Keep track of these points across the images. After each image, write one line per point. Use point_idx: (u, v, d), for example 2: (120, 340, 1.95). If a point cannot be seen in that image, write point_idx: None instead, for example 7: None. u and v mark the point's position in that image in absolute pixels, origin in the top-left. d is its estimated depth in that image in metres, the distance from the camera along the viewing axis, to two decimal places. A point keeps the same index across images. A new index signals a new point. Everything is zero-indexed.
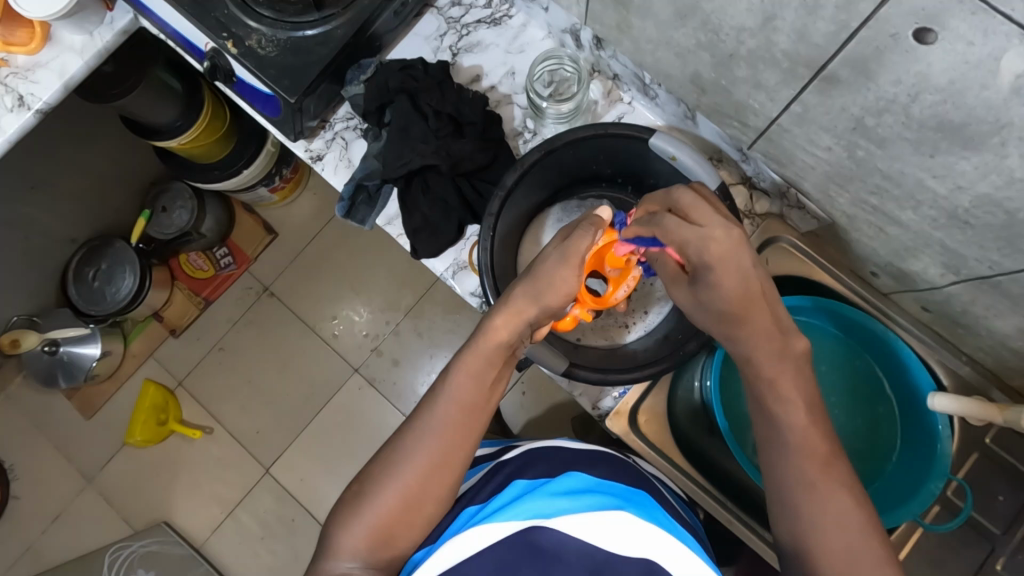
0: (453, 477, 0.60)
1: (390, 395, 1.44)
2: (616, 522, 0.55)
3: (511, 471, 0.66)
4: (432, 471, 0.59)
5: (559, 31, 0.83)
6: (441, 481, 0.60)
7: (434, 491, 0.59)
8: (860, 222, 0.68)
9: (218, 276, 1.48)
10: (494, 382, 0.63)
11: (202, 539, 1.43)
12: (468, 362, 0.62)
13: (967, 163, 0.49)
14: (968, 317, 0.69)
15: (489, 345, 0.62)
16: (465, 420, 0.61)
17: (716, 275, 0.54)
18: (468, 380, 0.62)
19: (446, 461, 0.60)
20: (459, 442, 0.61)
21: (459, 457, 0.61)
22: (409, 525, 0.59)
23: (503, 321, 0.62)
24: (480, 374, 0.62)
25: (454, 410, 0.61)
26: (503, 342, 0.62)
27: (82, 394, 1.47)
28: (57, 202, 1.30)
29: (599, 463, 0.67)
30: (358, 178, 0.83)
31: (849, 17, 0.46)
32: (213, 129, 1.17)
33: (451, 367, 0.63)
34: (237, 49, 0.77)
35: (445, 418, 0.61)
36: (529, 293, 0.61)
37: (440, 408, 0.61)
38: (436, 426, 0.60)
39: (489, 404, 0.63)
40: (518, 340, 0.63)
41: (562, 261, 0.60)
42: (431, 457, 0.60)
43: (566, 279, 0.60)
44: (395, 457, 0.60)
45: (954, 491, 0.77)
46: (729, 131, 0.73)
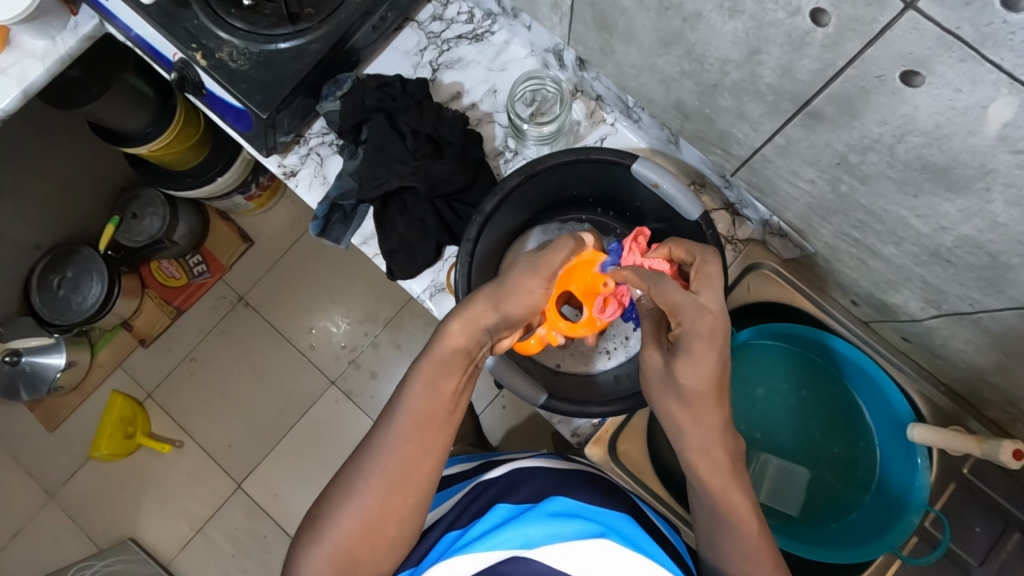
0: (415, 494, 0.57)
1: (367, 408, 1.40)
2: (600, 553, 0.52)
3: (496, 491, 0.63)
4: (391, 488, 0.56)
5: (542, 51, 0.81)
6: (402, 500, 0.56)
7: (394, 511, 0.56)
8: (842, 253, 0.68)
9: (191, 285, 1.44)
10: (455, 391, 0.59)
11: (171, 556, 1.38)
12: (424, 370, 0.59)
13: (950, 205, 0.49)
14: (947, 350, 0.69)
15: (445, 351, 0.59)
16: (423, 433, 0.57)
17: (695, 349, 0.54)
18: (424, 389, 0.58)
19: (406, 478, 0.56)
20: (420, 455, 0.57)
21: (421, 473, 0.57)
22: (373, 549, 0.56)
23: (459, 327, 0.60)
24: (435, 383, 0.58)
25: (411, 423, 0.57)
26: (460, 349, 0.60)
27: (45, 405, 1.42)
28: (20, 209, 1.24)
29: (587, 484, 0.63)
30: (333, 197, 0.80)
31: (836, 56, 0.44)
32: (187, 137, 1.13)
33: (407, 379, 0.60)
34: (207, 61, 0.74)
35: (401, 431, 0.57)
36: (489, 296, 0.60)
37: (397, 422, 0.58)
38: (391, 440, 0.57)
39: (448, 415, 0.59)
40: (478, 348, 0.61)
41: (529, 271, 0.60)
42: (389, 474, 0.56)
43: (531, 289, 0.60)
44: (355, 477, 0.57)
45: (932, 522, 0.77)
46: (712, 158, 0.71)
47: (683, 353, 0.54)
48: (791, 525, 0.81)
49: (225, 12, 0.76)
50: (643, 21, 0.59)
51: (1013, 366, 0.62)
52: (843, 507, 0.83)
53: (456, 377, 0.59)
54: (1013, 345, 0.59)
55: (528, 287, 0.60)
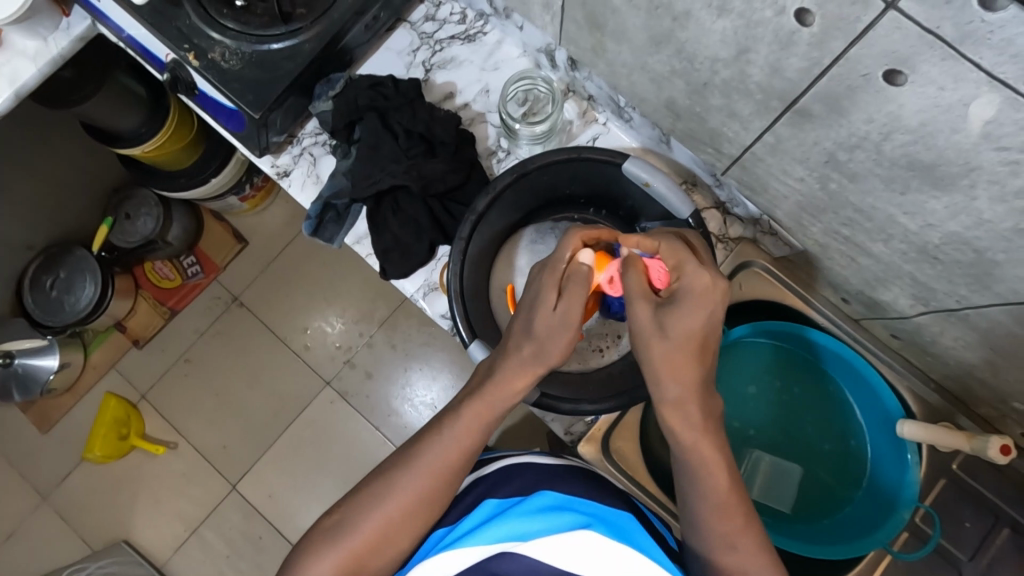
0: (434, 515, 0.59)
1: (362, 408, 1.41)
2: (582, 545, 0.52)
3: (488, 484, 0.63)
4: (415, 506, 0.58)
5: (534, 50, 0.81)
6: (421, 518, 0.58)
7: (411, 527, 0.58)
8: (832, 251, 0.68)
9: (185, 286, 1.44)
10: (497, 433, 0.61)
11: (165, 558, 1.38)
12: (476, 409, 0.60)
13: (936, 202, 0.49)
14: (936, 346, 0.69)
15: (498, 395, 0.60)
16: (460, 465, 0.59)
17: (688, 304, 0.54)
18: (473, 426, 0.60)
19: (431, 500, 0.58)
20: (448, 481, 0.59)
21: (445, 496, 0.59)
22: (380, 557, 0.57)
23: (514, 372, 0.60)
24: (484, 423, 0.60)
25: (451, 455, 0.59)
26: (509, 395, 0.60)
27: (38, 407, 1.41)
28: (12, 210, 1.24)
29: (578, 477, 0.63)
30: (325, 197, 0.80)
31: (822, 55, 0.45)
32: (180, 137, 1.12)
33: (453, 412, 0.61)
34: (199, 62, 0.74)
35: (440, 459, 0.59)
36: (534, 351, 0.60)
37: (438, 449, 0.59)
38: (425, 462, 0.59)
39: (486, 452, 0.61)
40: (524, 394, 0.62)
41: (562, 321, 0.58)
42: (416, 492, 0.58)
43: (565, 336, 0.59)
44: (380, 488, 0.59)
45: (922, 517, 0.77)
46: (703, 157, 0.72)
47: (674, 308, 0.54)
48: (784, 521, 0.82)
49: (216, 12, 0.76)
50: (633, 20, 0.59)
51: (1001, 363, 0.63)
52: (835, 504, 0.83)
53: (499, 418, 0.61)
54: (999, 340, 0.60)
55: (563, 332, 0.58)
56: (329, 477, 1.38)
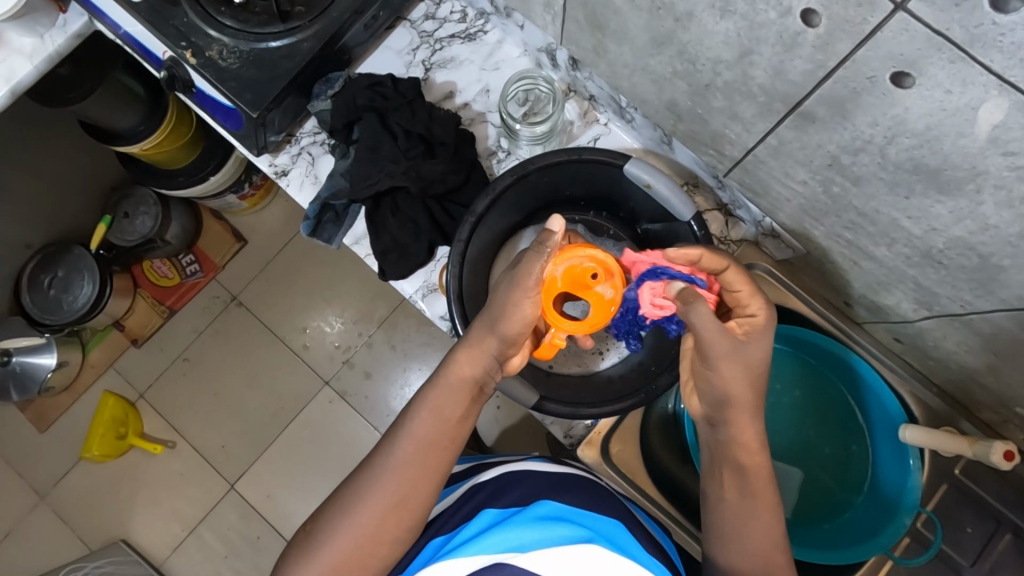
0: (409, 518, 0.56)
1: (360, 408, 1.40)
2: (584, 557, 0.51)
3: (486, 493, 0.62)
4: (388, 511, 0.56)
5: (535, 50, 0.81)
6: (396, 522, 0.56)
7: (387, 533, 0.56)
8: (835, 254, 0.68)
9: (183, 285, 1.43)
10: (461, 418, 0.59)
11: (163, 557, 1.37)
12: (431, 399, 0.59)
13: (942, 207, 0.49)
14: (939, 351, 0.69)
15: (453, 380, 0.59)
16: (425, 457, 0.57)
17: (750, 346, 0.55)
18: (431, 417, 0.58)
19: (403, 502, 0.56)
20: (418, 481, 0.57)
21: (418, 497, 0.57)
22: (363, 568, 0.55)
23: (466, 356, 0.59)
24: (442, 411, 0.59)
25: (413, 449, 0.57)
26: (467, 377, 0.59)
27: (36, 406, 1.41)
28: (9, 208, 1.23)
29: (577, 488, 0.63)
30: (324, 198, 0.79)
31: (827, 57, 0.44)
32: (179, 136, 1.12)
33: (414, 403, 0.60)
34: (197, 60, 0.74)
35: (403, 455, 0.57)
36: (488, 323, 0.58)
37: (400, 446, 0.57)
38: (392, 462, 0.57)
39: (451, 441, 0.59)
40: (486, 376, 0.60)
41: (517, 289, 0.55)
42: (387, 496, 0.56)
43: (520, 306, 0.55)
44: (353, 494, 0.57)
45: (924, 523, 0.77)
46: (705, 158, 0.71)
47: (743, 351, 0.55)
48: (783, 524, 0.81)
49: (214, 9, 0.75)
50: (634, 21, 0.58)
51: (1005, 368, 0.62)
52: (836, 508, 0.83)
53: (461, 402, 0.59)
54: (1003, 345, 0.59)
55: (516, 302, 0.55)
56: (327, 477, 1.38)
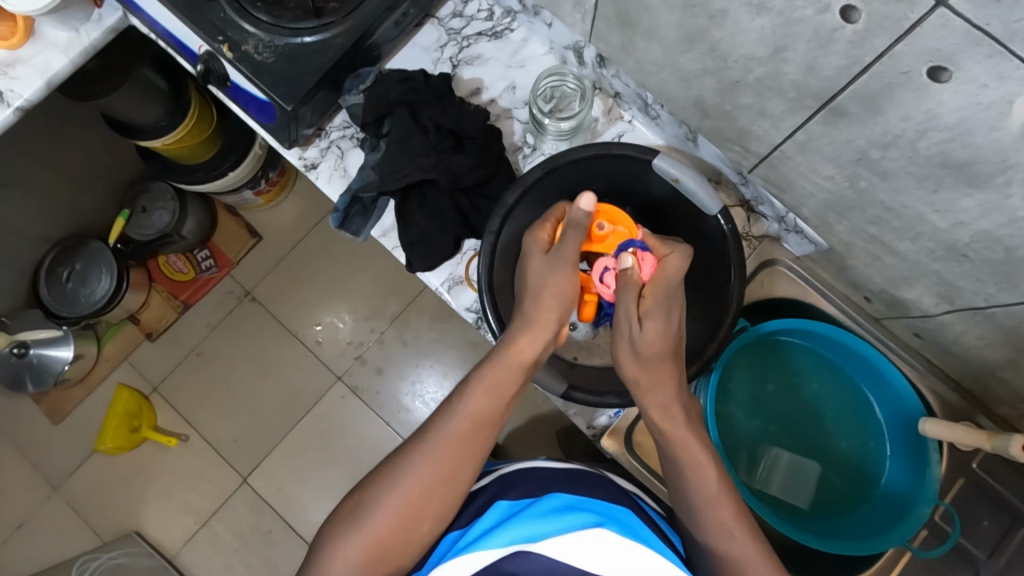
0: (452, 494, 0.60)
1: (372, 404, 1.42)
2: (598, 542, 0.53)
3: (496, 491, 0.64)
4: (436, 484, 0.60)
5: (562, 48, 0.82)
6: (442, 497, 0.60)
7: (432, 506, 0.60)
8: (857, 250, 0.69)
9: (198, 280, 1.44)
10: (511, 398, 0.63)
11: (175, 549, 1.39)
12: (489, 378, 0.62)
13: (970, 200, 0.50)
14: (959, 345, 0.70)
15: (512, 359, 0.63)
16: (475, 434, 0.61)
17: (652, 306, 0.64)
18: (486, 396, 0.62)
19: (453, 474, 0.60)
20: (467, 457, 0.61)
21: (467, 469, 0.61)
22: (407, 536, 0.59)
23: (527, 337, 0.63)
24: (496, 390, 0.62)
25: (467, 425, 0.61)
26: (525, 357, 0.63)
27: (51, 398, 1.41)
28: (32, 199, 1.24)
29: (583, 480, 0.65)
30: (354, 190, 0.81)
31: (863, 52, 0.46)
32: (199, 131, 1.14)
33: (469, 380, 0.63)
34: (233, 54, 0.75)
35: (456, 431, 0.61)
36: (553, 296, 0.63)
37: (453, 422, 0.61)
38: (444, 438, 0.61)
39: (500, 420, 0.63)
40: (540, 357, 0.64)
41: (562, 263, 0.63)
42: (437, 469, 0.60)
43: (558, 275, 0.63)
44: (401, 465, 0.61)
45: (942, 515, 0.78)
46: (730, 155, 0.73)
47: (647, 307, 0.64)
48: (802, 518, 0.83)
49: (251, 6, 0.77)
50: (667, 19, 0.60)
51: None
52: (852, 501, 0.84)
53: (513, 381, 0.63)
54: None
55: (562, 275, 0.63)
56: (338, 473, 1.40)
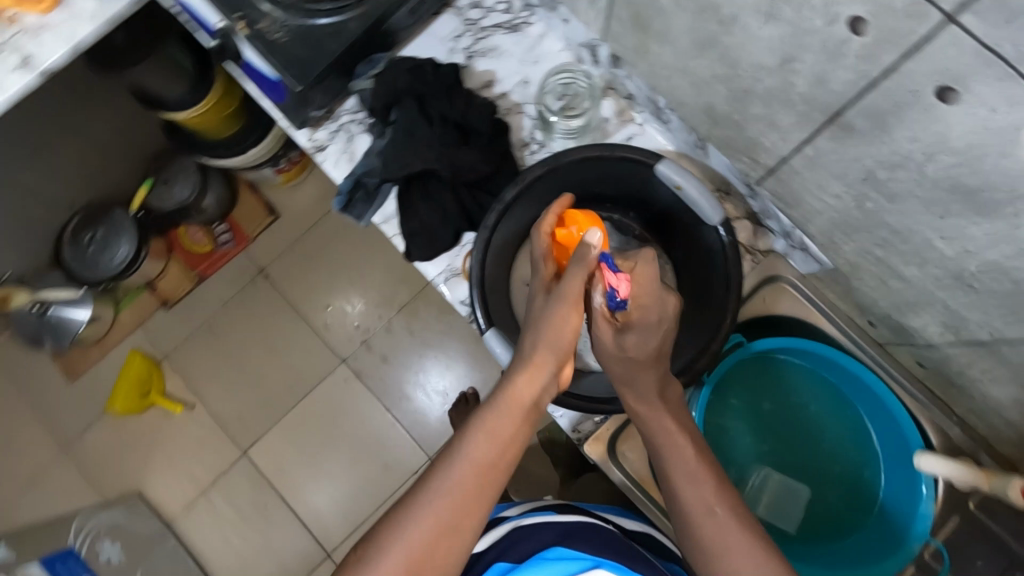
0: (456, 550, 0.49)
1: (375, 391, 1.43)
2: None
3: (502, 547, 0.64)
4: (426, 554, 0.48)
5: (576, 45, 0.81)
6: (444, 554, 0.48)
7: (434, 565, 0.48)
8: (864, 272, 0.67)
9: (216, 252, 1.47)
10: (517, 446, 0.53)
11: (175, 515, 1.42)
12: (488, 421, 0.53)
13: (978, 229, 0.48)
14: (964, 379, 0.67)
15: (511, 397, 0.54)
16: (476, 489, 0.50)
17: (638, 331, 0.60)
18: (487, 441, 0.52)
19: (449, 538, 0.49)
20: (467, 515, 0.49)
21: (466, 532, 0.49)
22: None
23: (526, 376, 0.55)
24: (497, 433, 0.52)
25: (465, 476, 0.50)
26: (527, 396, 0.54)
27: (67, 357, 1.46)
28: (59, 164, 1.28)
29: (587, 531, 0.64)
30: (358, 174, 0.80)
31: (871, 68, 0.44)
32: (224, 106, 1.15)
33: (467, 427, 0.53)
34: (248, 31, 0.75)
35: (452, 484, 0.50)
36: (548, 346, 0.57)
37: (450, 474, 0.50)
38: (443, 480, 0.50)
39: (506, 470, 0.52)
40: (543, 398, 0.56)
41: (563, 303, 0.58)
42: (435, 521, 0.48)
43: (566, 319, 0.57)
44: (387, 531, 0.49)
45: (932, 554, 0.75)
46: (739, 166, 0.71)
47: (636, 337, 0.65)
48: (788, 542, 0.79)
49: None
50: (678, 22, 0.58)
51: None
52: (841, 530, 0.81)
53: (519, 424, 0.53)
54: None
55: (564, 317, 0.57)
56: (337, 455, 1.42)
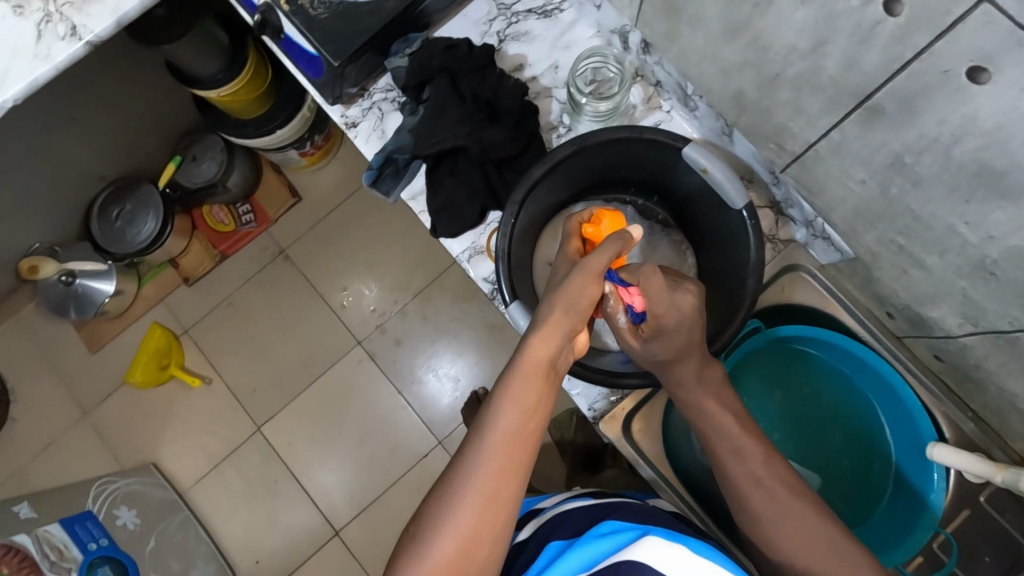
0: (506, 509, 0.53)
1: (387, 372, 1.46)
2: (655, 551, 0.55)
3: (547, 531, 0.64)
4: (481, 513, 0.52)
5: (608, 31, 0.83)
6: (495, 518, 0.52)
7: (490, 528, 0.52)
8: (884, 262, 0.68)
9: (238, 233, 1.50)
10: (541, 404, 0.56)
11: (187, 486, 1.45)
12: (513, 388, 0.56)
13: (1001, 214, 0.49)
14: (980, 371, 0.68)
15: (528, 363, 0.57)
16: (512, 449, 0.54)
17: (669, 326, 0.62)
18: (514, 407, 0.55)
19: (497, 495, 0.53)
20: (509, 473, 0.53)
21: (511, 487, 0.53)
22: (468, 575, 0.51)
23: (539, 339, 0.58)
24: (521, 398, 0.55)
25: (500, 441, 0.54)
26: (542, 358, 0.57)
27: (90, 327, 1.50)
28: (93, 136, 1.31)
29: (626, 507, 0.65)
30: (388, 151, 0.82)
31: (904, 49, 0.45)
32: (254, 86, 1.18)
33: (494, 396, 0.56)
34: (289, 6, 0.78)
35: (490, 451, 0.54)
36: (564, 307, 0.59)
37: (486, 442, 0.54)
38: (480, 452, 0.54)
39: (535, 427, 0.56)
40: (558, 358, 0.58)
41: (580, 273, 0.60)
42: (480, 490, 0.52)
43: (584, 288, 0.59)
44: (439, 503, 0.53)
45: (941, 544, 0.76)
46: (764, 153, 0.72)
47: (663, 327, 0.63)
48: None
49: None
50: (712, 7, 0.60)
51: None
52: (850, 519, 0.81)
53: (540, 385, 0.56)
54: None
55: (581, 285, 0.59)
56: (348, 433, 1.44)
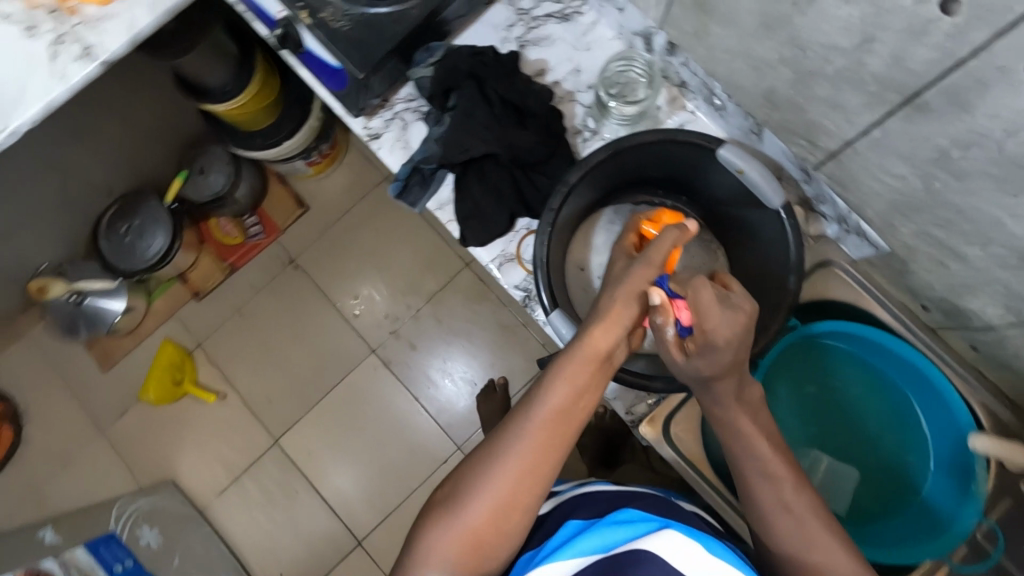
0: (543, 481, 0.55)
1: (403, 378, 1.45)
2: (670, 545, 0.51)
3: (566, 510, 0.62)
4: (519, 482, 0.54)
5: (630, 33, 0.82)
6: (530, 490, 0.54)
7: (525, 495, 0.55)
8: (920, 254, 0.68)
9: (246, 244, 1.49)
10: (591, 390, 0.58)
11: (206, 500, 1.44)
12: (568, 370, 0.57)
13: None
14: (1020, 360, 0.68)
15: (585, 348, 0.58)
16: (558, 427, 0.56)
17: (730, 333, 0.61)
18: (567, 388, 0.57)
19: (537, 468, 0.55)
20: (551, 449, 0.55)
21: (551, 462, 0.55)
22: (496, 533, 0.54)
23: (600, 328, 0.59)
24: (575, 380, 0.57)
25: (548, 418, 0.56)
26: (600, 347, 0.58)
27: (102, 345, 1.48)
28: (100, 153, 1.30)
29: (650, 499, 0.63)
30: (415, 161, 0.82)
31: (958, 45, 0.45)
32: (263, 97, 1.17)
33: (548, 375, 0.58)
34: (311, 20, 0.76)
35: (538, 426, 0.56)
36: (625, 294, 0.60)
37: (535, 418, 0.56)
38: (528, 426, 0.56)
39: (582, 411, 0.57)
40: (614, 348, 0.60)
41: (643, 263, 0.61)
42: (521, 461, 0.55)
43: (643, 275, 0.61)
44: (482, 466, 0.56)
45: (985, 534, 0.75)
46: (795, 149, 0.72)
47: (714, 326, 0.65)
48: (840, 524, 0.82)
49: None
50: (748, 6, 0.60)
51: None
52: (891, 512, 0.82)
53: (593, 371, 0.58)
54: None
55: (644, 278, 0.61)
56: (366, 441, 1.44)
